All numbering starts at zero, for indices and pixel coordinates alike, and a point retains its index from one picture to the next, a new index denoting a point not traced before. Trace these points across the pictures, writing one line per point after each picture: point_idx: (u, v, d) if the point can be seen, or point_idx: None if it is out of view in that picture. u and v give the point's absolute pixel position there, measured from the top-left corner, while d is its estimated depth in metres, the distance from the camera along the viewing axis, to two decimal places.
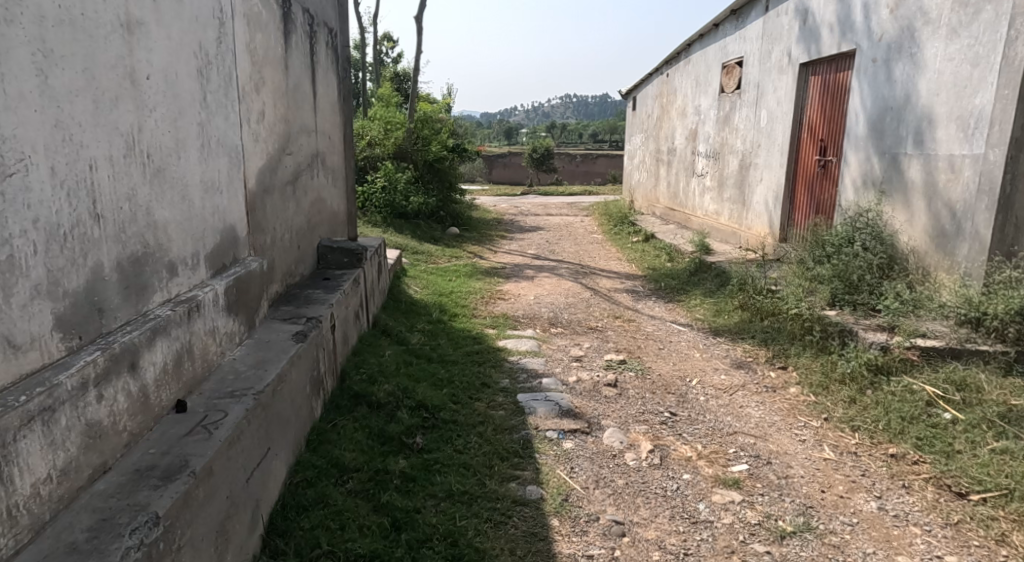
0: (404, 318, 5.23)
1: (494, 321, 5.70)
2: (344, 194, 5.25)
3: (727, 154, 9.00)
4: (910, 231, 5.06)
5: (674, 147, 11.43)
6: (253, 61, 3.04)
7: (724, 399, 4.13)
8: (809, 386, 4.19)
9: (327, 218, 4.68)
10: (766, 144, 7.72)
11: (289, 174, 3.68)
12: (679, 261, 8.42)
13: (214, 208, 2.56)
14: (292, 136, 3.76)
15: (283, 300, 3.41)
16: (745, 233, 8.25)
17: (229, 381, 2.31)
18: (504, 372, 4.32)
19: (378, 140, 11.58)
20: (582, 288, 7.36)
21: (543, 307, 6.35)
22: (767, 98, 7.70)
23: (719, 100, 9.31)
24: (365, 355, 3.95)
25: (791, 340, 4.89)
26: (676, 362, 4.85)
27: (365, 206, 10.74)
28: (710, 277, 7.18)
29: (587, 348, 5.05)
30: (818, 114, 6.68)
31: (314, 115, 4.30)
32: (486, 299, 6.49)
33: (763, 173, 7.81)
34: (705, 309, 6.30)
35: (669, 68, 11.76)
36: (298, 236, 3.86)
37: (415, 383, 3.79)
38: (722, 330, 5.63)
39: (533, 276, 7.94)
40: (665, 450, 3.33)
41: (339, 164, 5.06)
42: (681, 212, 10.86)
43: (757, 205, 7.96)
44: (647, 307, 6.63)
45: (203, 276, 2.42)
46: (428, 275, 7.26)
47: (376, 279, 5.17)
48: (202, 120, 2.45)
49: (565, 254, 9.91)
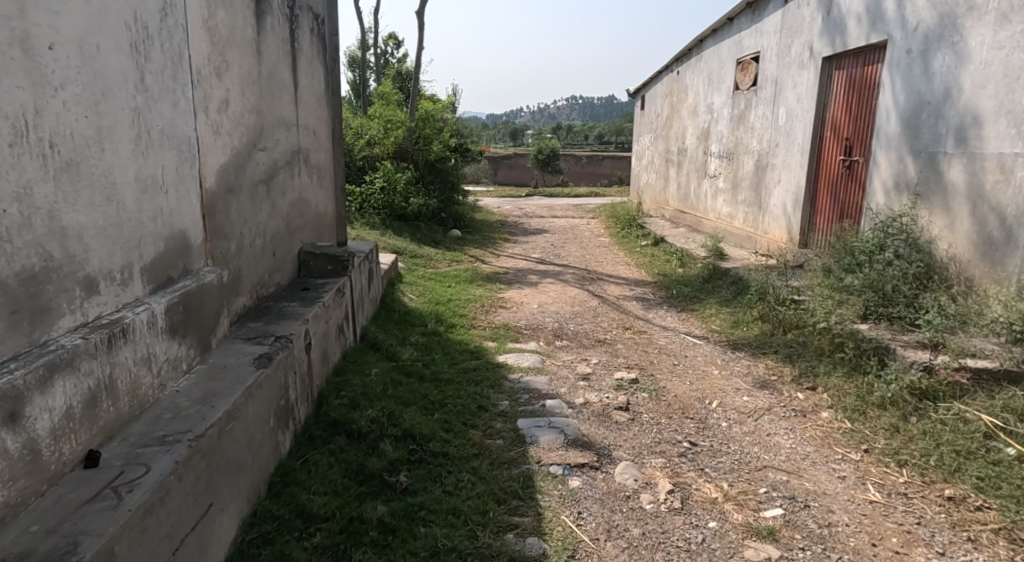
0: (397, 329, 4.83)
1: (495, 332, 5.28)
2: (332, 196, 4.85)
3: (742, 154, 8.56)
4: (952, 238, 4.63)
5: (685, 148, 10.99)
6: (214, 41, 2.63)
7: (748, 425, 3.70)
8: (843, 411, 3.76)
9: (311, 221, 4.28)
10: (785, 144, 7.28)
11: (263, 173, 3.28)
12: (691, 267, 8.00)
13: (156, 210, 2.15)
14: (267, 131, 3.36)
15: (252, 315, 3.01)
16: (761, 237, 7.82)
17: (164, 422, 1.90)
18: (504, 393, 3.91)
19: (378, 139, 11.20)
20: (589, 296, 6.94)
21: (549, 317, 5.93)
22: (786, 96, 7.27)
23: (734, 97, 8.88)
24: (348, 374, 3.56)
25: (819, 357, 4.46)
26: (693, 381, 4.43)
27: (363, 207, 10.35)
28: (726, 285, 6.75)
29: (594, 364, 4.63)
30: (843, 112, 6.24)
31: (295, 107, 3.89)
32: (486, 307, 6.08)
33: (781, 174, 7.37)
34: (721, 320, 5.87)
35: (679, 65, 11.32)
36: (274, 242, 3.46)
37: (403, 408, 3.38)
38: (741, 344, 5.19)
39: (537, 282, 7.52)
40: (686, 489, 2.91)
41: (326, 163, 4.65)
42: (692, 215, 10.42)
43: (775, 209, 7.52)
44: (658, 317, 6.20)
45: (137, 293, 2.01)
46: (426, 282, 6.85)
47: (365, 288, 4.77)
48: (140, 106, 2.04)
49: (571, 259, 9.50)
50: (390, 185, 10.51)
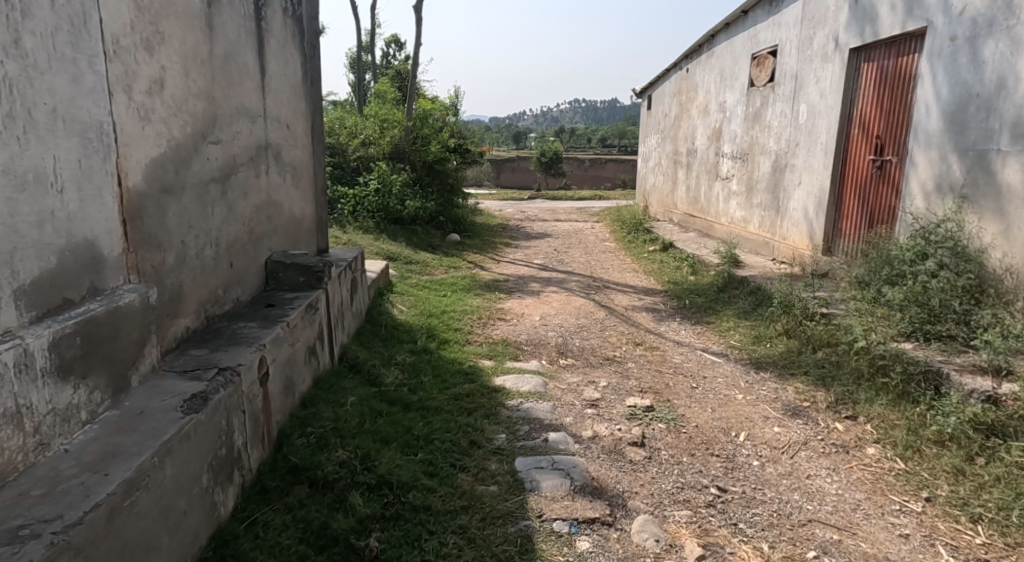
0: (382, 347, 4.34)
1: (492, 349, 4.79)
2: (309, 198, 4.35)
3: (758, 154, 8.05)
4: (1006, 247, 4.13)
5: (695, 148, 10.48)
6: (143, 6, 2.14)
7: (784, 464, 3.20)
8: (893, 448, 3.26)
9: (282, 226, 3.77)
10: (807, 144, 6.77)
11: (215, 170, 2.77)
12: (704, 275, 7.51)
13: (44, 214, 1.65)
14: (223, 121, 2.86)
15: (196, 341, 2.50)
16: (779, 243, 7.32)
17: (28, 503, 1.42)
18: (501, 425, 3.40)
19: (374, 139, 10.68)
20: (596, 306, 6.44)
21: (552, 330, 5.43)
22: (807, 91, 6.76)
23: (748, 95, 8.38)
24: (318, 405, 3.06)
25: (858, 380, 3.96)
26: (716, 408, 3.92)
27: (357, 210, 9.85)
28: (744, 296, 6.25)
29: (604, 387, 4.12)
30: (873, 108, 5.73)
31: (262, 95, 3.39)
32: (484, 320, 5.59)
33: (802, 175, 6.87)
34: (741, 335, 5.37)
35: (689, 62, 10.81)
36: (231, 251, 2.96)
37: (381, 447, 2.88)
38: (766, 364, 4.69)
39: (539, 291, 7.02)
40: (718, 554, 2.43)
41: (302, 162, 4.15)
42: (703, 219, 9.91)
43: (795, 213, 7.01)
44: (671, 331, 5.70)
45: (4, 324, 1.53)
46: (419, 291, 6.35)
47: (347, 301, 4.27)
48: (10, 75, 1.54)
49: (575, 265, 9.00)
50: (385, 187, 10.01)
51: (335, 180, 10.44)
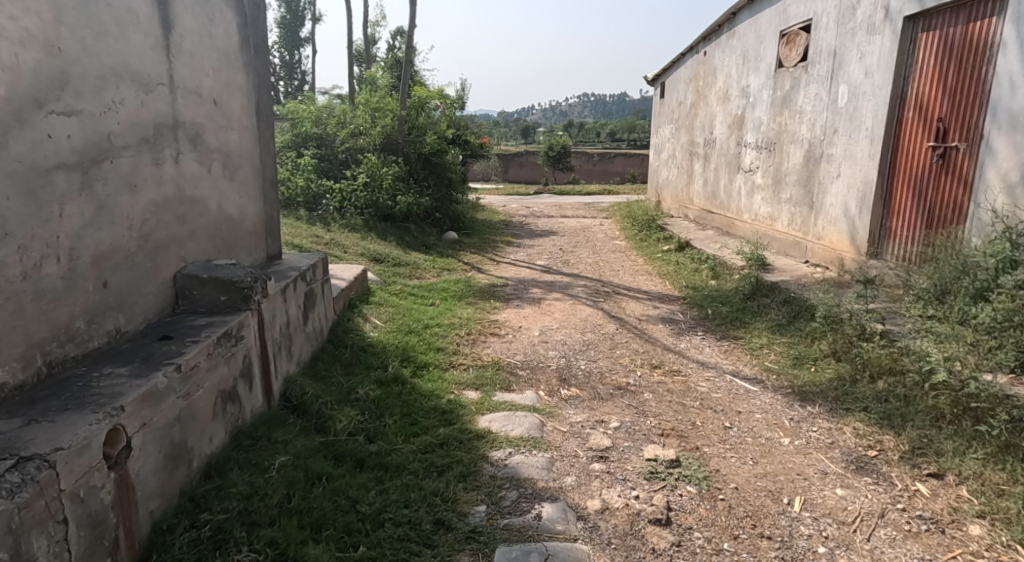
0: (341, 377, 3.53)
1: (480, 375, 3.98)
2: (252, 193, 3.54)
3: (787, 143, 7.19)
4: None
5: (713, 138, 9.61)
6: None
7: (860, 552, 2.38)
8: (1008, 528, 2.43)
9: (206, 229, 2.97)
10: (847, 130, 5.91)
11: (68, 152, 1.96)
12: (727, 280, 6.68)
13: None
14: (89, 84, 2.06)
15: (15, 405, 1.72)
16: (813, 243, 6.46)
17: None
18: (479, 492, 2.59)
19: (364, 129, 9.88)
20: (604, 317, 5.60)
21: (553, 350, 4.60)
22: (848, 69, 5.89)
23: (776, 77, 7.50)
24: (229, 476, 2.26)
25: (937, 423, 3.12)
26: (758, 459, 3.09)
27: (344, 206, 9.06)
28: (776, 306, 5.42)
29: (615, 430, 3.30)
30: (934, 85, 4.85)
31: (168, 56, 2.58)
32: (474, 335, 4.78)
33: (842, 166, 6.01)
34: (778, 356, 4.53)
35: (707, 45, 9.92)
36: (106, 264, 2.16)
37: (306, 540, 2.08)
38: (812, 395, 3.86)
39: (540, 299, 6.20)
40: None
41: (237, 148, 3.33)
42: (722, 216, 9.05)
43: (831, 211, 6.15)
44: (693, 348, 4.87)
45: None
46: (402, 299, 5.54)
47: (297, 321, 3.47)
48: None
49: (582, 266, 8.17)
50: (374, 181, 9.22)
51: (322, 174, 9.66)
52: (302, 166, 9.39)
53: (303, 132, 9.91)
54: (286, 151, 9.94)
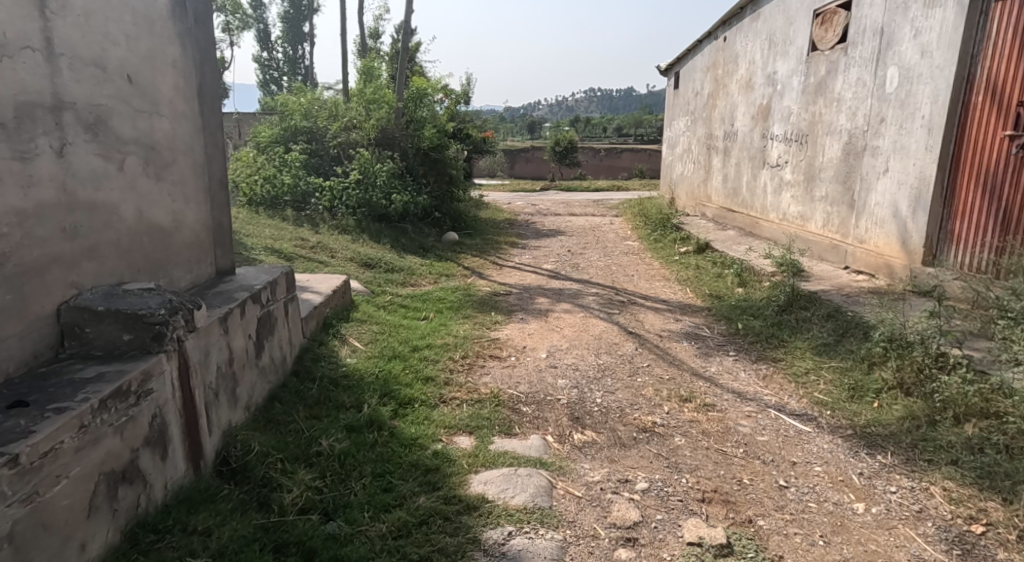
0: (302, 422, 2.86)
1: (477, 413, 3.30)
2: (192, 196, 2.87)
3: (822, 135, 6.47)
4: None
5: (734, 131, 8.86)
6: None
7: None
8: None
9: (118, 243, 2.29)
10: (898, 119, 5.18)
11: None
12: (756, 288, 5.98)
13: None
14: None
15: None
16: (855, 247, 5.74)
17: None
18: None
19: (358, 122, 9.22)
20: (620, 334, 4.90)
21: (562, 378, 3.90)
22: (900, 49, 5.16)
23: (808, 62, 6.77)
24: None
25: None
26: (830, 537, 2.41)
27: (335, 206, 8.40)
28: (819, 322, 4.72)
29: (643, 496, 2.61)
30: (1012, 64, 4.16)
31: (46, 11, 1.93)
32: (470, 359, 4.09)
33: (891, 160, 5.29)
34: (829, 387, 3.83)
35: (727, 29, 9.17)
36: None
37: None
38: (882, 440, 3.17)
39: (548, 310, 5.50)
40: None
41: (168, 139, 2.65)
42: (745, 215, 8.33)
43: (878, 212, 5.44)
44: (727, 374, 4.18)
45: None
46: (389, 314, 4.86)
47: (246, 354, 2.79)
48: None
49: (593, 270, 7.48)
50: (367, 178, 8.54)
51: (312, 171, 8.98)
52: (290, 162, 8.74)
53: (292, 126, 9.27)
54: (274, 146, 9.27)
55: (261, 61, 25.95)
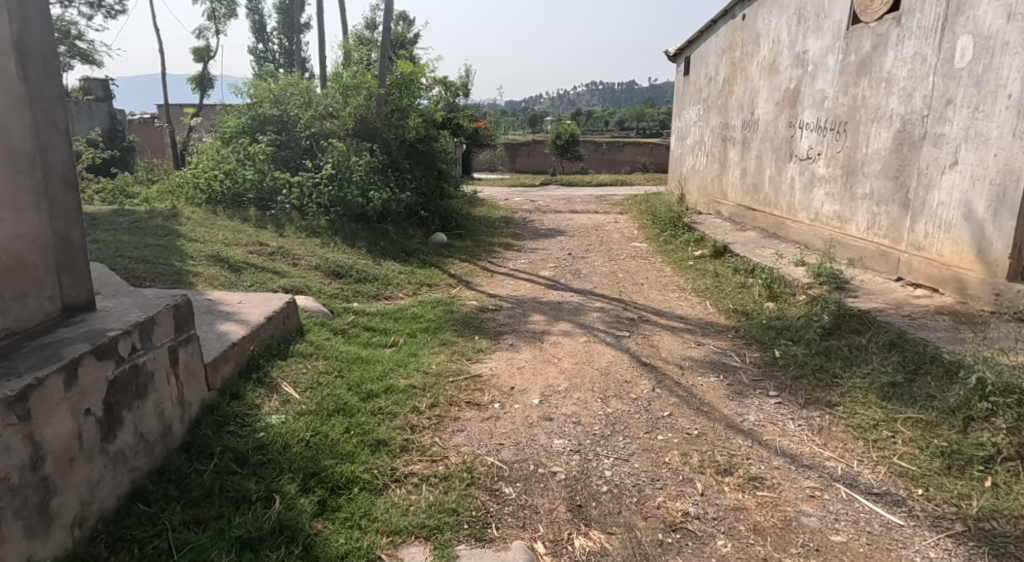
0: (171, 537, 1.94)
1: (436, 501, 2.35)
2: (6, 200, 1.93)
3: (865, 120, 5.50)
4: None
5: (755, 119, 7.89)
6: None
7: None
8: None
9: None
10: (973, 98, 4.22)
11: None
12: (790, 303, 5.03)
13: None
14: None
15: None
16: (912, 255, 4.78)
17: None
18: None
19: (333, 111, 8.32)
20: (632, 366, 3.95)
21: (559, 438, 2.94)
22: (976, 12, 4.21)
23: (848, 36, 5.80)
24: None
25: None
26: None
27: (305, 204, 7.46)
28: (879, 352, 3.77)
29: None
30: None
31: None
32: (438, 408, 3.15)
33: (962, 150, 4.32)
34: (913, 449, 2.87)
35: (745, 7, 8.21)
36: None
37: None
38: (1013, 546, 2.23)
39: (543, 333, 4.55)
40: None
41: None
42: (769, 214, 7.37)
43: (943, 213, 4.49)
44: (771, 424, 3.22)
45: None
46: (344, 343, 3.90)
47: (81, 442, 1.85)
48: None
49: (596, 278, 6.53)
50: (342, 173, 7.60)
51: (281, 164, 8.04)
52: (255, 155, 7.80)
53: (260, 115, 8.33)
54: (240, 137, 8.32)
55: (255, 52, 25.00)
